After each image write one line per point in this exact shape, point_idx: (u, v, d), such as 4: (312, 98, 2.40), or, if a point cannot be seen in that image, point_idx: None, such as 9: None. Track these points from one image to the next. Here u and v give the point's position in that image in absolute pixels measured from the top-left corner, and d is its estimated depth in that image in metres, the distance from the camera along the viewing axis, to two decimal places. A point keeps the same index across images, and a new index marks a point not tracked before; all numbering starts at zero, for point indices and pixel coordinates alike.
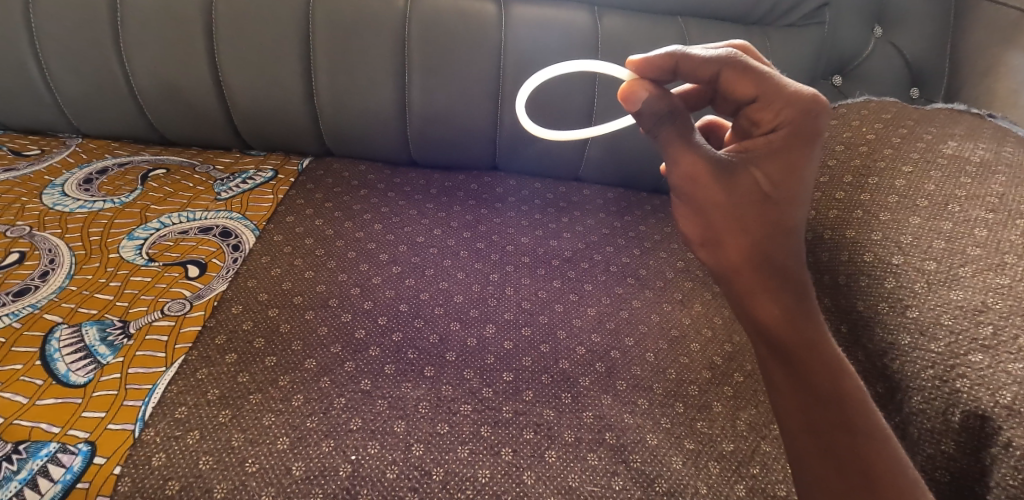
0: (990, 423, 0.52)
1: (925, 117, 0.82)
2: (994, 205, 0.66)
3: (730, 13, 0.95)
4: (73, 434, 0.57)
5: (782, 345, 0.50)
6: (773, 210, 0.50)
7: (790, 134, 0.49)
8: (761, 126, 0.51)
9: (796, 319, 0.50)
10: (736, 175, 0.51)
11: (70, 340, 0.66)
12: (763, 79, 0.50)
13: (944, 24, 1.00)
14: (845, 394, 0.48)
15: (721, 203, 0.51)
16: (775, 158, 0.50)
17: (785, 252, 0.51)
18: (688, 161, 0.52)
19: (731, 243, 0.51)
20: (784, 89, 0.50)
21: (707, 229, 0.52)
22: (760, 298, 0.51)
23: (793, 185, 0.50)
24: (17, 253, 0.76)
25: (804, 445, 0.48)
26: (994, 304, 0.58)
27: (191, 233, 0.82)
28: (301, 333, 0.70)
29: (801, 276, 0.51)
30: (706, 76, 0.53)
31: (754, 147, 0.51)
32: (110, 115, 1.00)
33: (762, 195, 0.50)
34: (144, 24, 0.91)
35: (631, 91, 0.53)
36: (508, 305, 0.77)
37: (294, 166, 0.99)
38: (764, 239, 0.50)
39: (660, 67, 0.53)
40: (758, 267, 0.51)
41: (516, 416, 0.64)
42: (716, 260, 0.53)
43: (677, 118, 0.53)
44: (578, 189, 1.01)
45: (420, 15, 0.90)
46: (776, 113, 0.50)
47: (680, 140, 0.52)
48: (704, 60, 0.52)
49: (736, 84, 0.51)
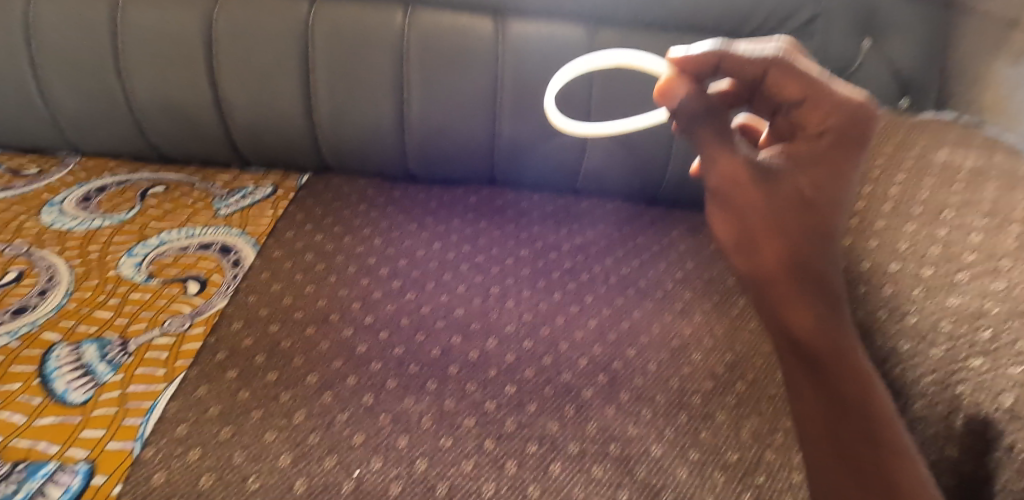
0: (993, 429, 0.51)
1: (919, 126, 0.83)
2: (988, 210, 0.67)
3: (722, 27, 0.97)
4: (72, 453, 0.57)
5: (812, 362, 0.44)
6: (815, 215, 0.43)
7: (839, 138, 0.43)
8: (807, 129, 0.44)
9: (831, 334, 0.44)
10: (777, 178, 0.43)
11: (70, 358, 0.65)
12: (814, 81, 0.44)
13: (933, 35, 1.02)
14: (873, 411, 0.43)
15: (762, 205, 0.42)
16: (822, 162, 0.43)
17: (827, 262, 0.43)
18: (726, 162, 0.44)
19: (767, 248, 0.43)
20: (834, 91, 0.44)
21: (742, 232, 0.43)
22: (795, 311, 0.43)
23: (836, 189, 0.43)
24: (16, 271, 0.76)
25: (827, 467, 0.43)
26: (992, 309, 0.58)
27: (190, 249, 0.82)
28: (303, 349, 0.70)
29: (835, 286, 0.44)
30: (751, 75, 0.47)
31: (797, 150, 0.44)
32: (108, 133, 1.00)
33: (805, 201, 0.42)
34: (145, 42, 0.92)
35: (667, 87, 0.47)
36: (510, 317, 0.77)
37: (294, 181, 1.00)
38: (806, 249, 0.43)
39: (701, 63, 0.48)
40: (795, 276, 0.43)
41: (519, 429, 0.64)
42: (748, 268, 0.44)
43: (715, 117, 0.46)
44: (576, 201, 1.02)
45: (419, 30, 0.91)
46: (825, 115, 0.43)
47: (716, 139, 0.45)
48: (750, 58, 0.46)
49: (783, 84, 0.45)
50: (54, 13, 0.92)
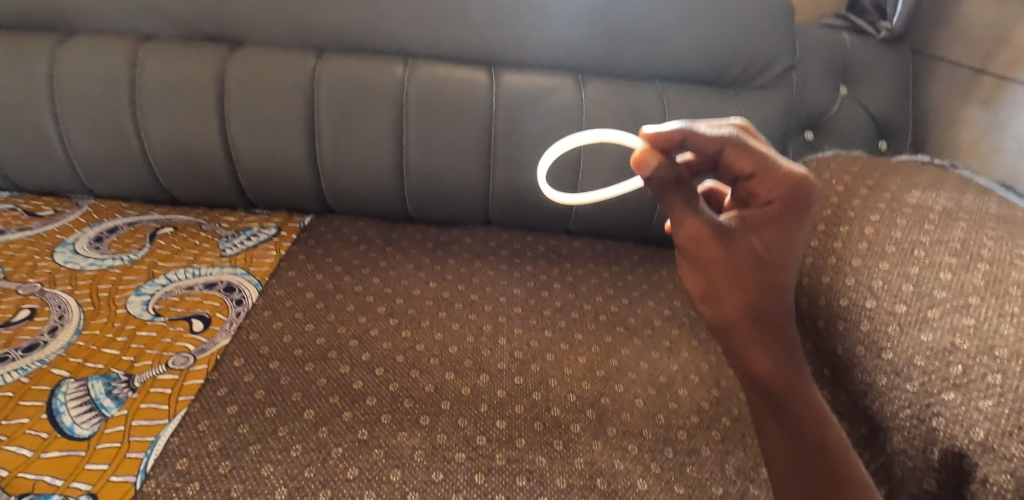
0: (967, 460, 0.54)
1: (892, 169, 0.87)
2: (957, 249, 0.70)
3: (704, 77, 1.03)
4: (76, 486, 0.59)
5: (772, 392, 0.52)
6: (769, 274, 0.49)
7: (786, 209, 0.48)
8: (758, 199, 0.50)
9: (786, 369, 0.52)
10: (734, 241, 0.49)
11: (77, 393, 0.68)
12: (762, 158, 0.49)
13: (904, 83, 1.09)
14: (828, 439, 0.50)
15: (721, 266, 0.50)
16: (772, 228, 0.48)
17: (779, 308, 0.51)
18: (693, 225, 0.50)
19: (730, 300, 0.50)
20: (779, 166, 0.48)
21: (706, 286, 0.51)
22: (753, 349, 0.52)
23: (786, 251, 0.49)
24: (28, 309, 0.79)
25: (789, 483, 0.51)
26: (962, 344, 0.60)
27: (196, 288, 0.85)
28: (301, 385, 0.73)
29: (790, 330, 0.52)
30: (710, 153, 0.50)
31: (751, 216, 0.49)
32: (121, 177, 1.05)
33: (758, 260, 0.49)
34: (161, 94, 0.98)
35: (643, 159, 0.50)
36: (502, 354, 0.80)
37: (297, 223, 1.04)
38: (760, 299, 0.50)
39: (670, 139, 0.50)
40: (754, 323, 0.51)
41: (508, 463, 0.65)
42: (713, 314, 0.52)
43: (683, 186, 0.51)
44: (568, 241, 1.06)
45: (418, 82, 0.97)
46: (773, 187, 0.48)
47: (685, 207, 0.51)
48: (709, 137, 0.49)
49: (737, 161, 0.49)
50: (78, 67, 0.98)
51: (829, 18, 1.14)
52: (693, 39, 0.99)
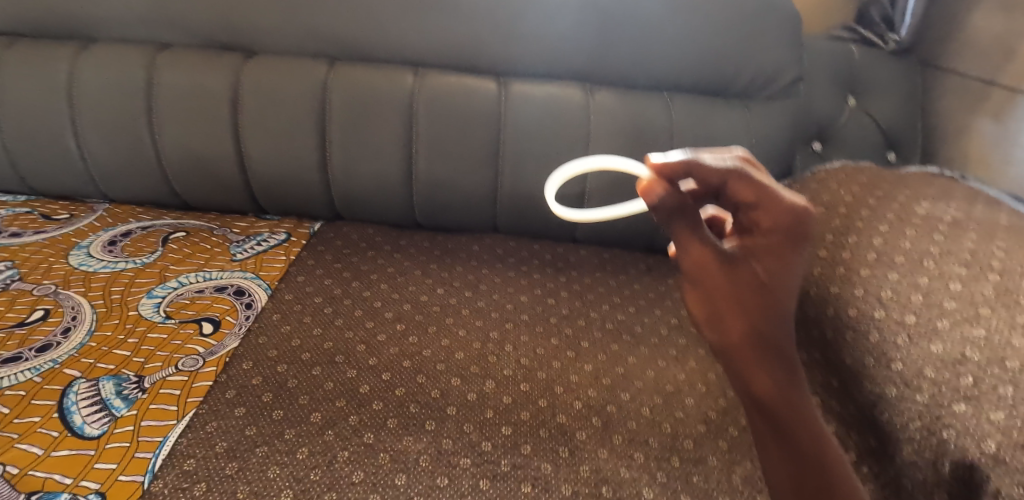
0: (979, 473, 0.53)
1: (900, 180, 0.87)
2: (967, 259, 0.70)
3: (712, 88, 1.03)
4: (85, 485, 0.59)
5: (775, 418, 0.51)
6: (770, 298, 0.50)
7: (785, 237, 0.50)
8: (759, 226, 0.51)
9: (789, 393, 0.51)
10: (738, 266, 0.50)
11: (88, 393, 0.69)
12: (764, 187, 0.51)
13: (912, 95, 1.10)
14: (828, 463, 0.50)
15: (726, 290, 0.50)
16: (773, 254, 0.50)
17: (781, 333, 0.51)
18: (698, 250, 0.51)
19: (733, 323, 0.50)
20: (780, 195, 0.51)
21: (711, 309, 0.51)
22: (758, 375, 0.51)
23: (785, 277, 0.51)
24: (42, 310, 0.81)
25: None
26: (972, 355, 0.59)
27: (206, 292, 0.86)
28: (308, 388, 0.73)
29: (791, 355, 0.52)
30: (713, 182, 0.52)
31: (754, 242, 0.51)
32: (135, 182, 1.07)
33: (761, 285, 0.50)
34: (176, 101, 1.00)
35: (650, 188, 0.50)
36: (508, 361, 0.80)
37: (307, 228, 1.05)
38: (763, 324, 0.50)
39: (677, 168, 0.50)
40: (758, 347, 0.50)
41: (514, 470, 0.65)
42: (717, 340, 0.52)
43: (688, 213, 0.51)
44: (575, 249, 1.06)
45: (428, 91, 0.98)
46: (773, 216, 0.50)
47: (690, 233, 0.51)
48: (714, 167, 0.51)
49: (740, 190, 0.51)
50: (97, 75, 1.00)
51: (836, 30, 1.15)
52: (700, 50, 1.00)
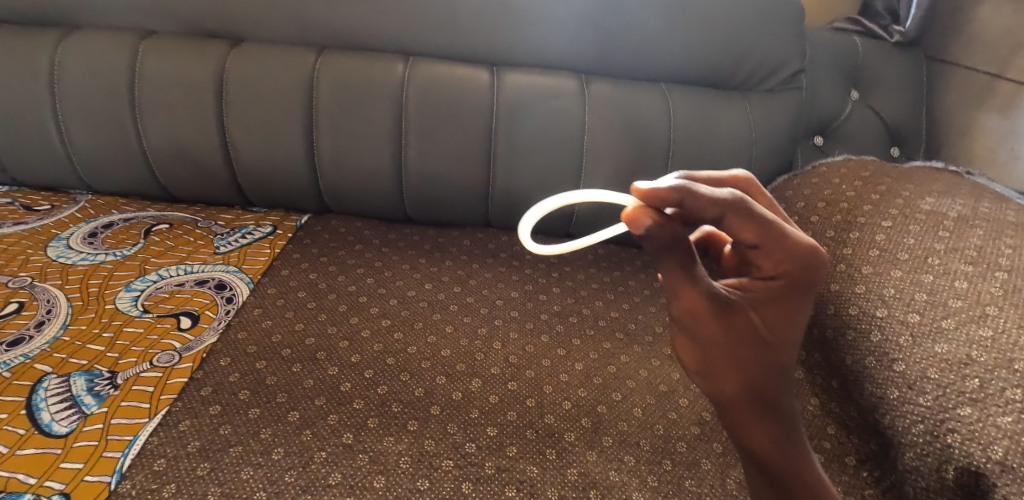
0: (984, 481, 0.50)
1: (904, 175, 0.84)
2: (973, 257, 0.67)
3: (711, 80, 1.01)
4: (49, 485, 0.57)
5: (770, 469, 0.49)
6: (770, 352, 0.47)
7: (789, 286, 0.46)
8: (761, 271, 0.47)
9: (786, 446, 0.48)
10: (734, 316, 0.47)
11: (58, 389, 0.66)
12: (770, 228, 0.45)
13: (918, 89, 1.07)
14: None
15: (719, 341, 0.47)
16: (774, 305, 0.47)
17: (780, 385, 0.48)
18: (690, 297, 0.48)
19: (727, 377, 0.47)
20: (786, 241, 0.45)
21: (703, 360, 0.48)
22: (752, 426, 0.48)
23: (788, 329, 0.47)
24: (16, 303, 0.78)
25: None
26: (979, 357, 0.57)
27: (187, 285, 0.84)
28: (287, 386, 0.70)
29: (792, 408, 0.49)
30: (709, 217, 0.45)
31: (754, 289, 0.47)
32: (119, 173, 1.04)
33: (759, 339, 0.47)
34: (160, 89, 0.98)
35: (635, 219, 0.45)
36: (496, 359, 0.77)
37: (293, 221, 1.02)
38: (760, 377, 0.47)
39: (666, 201, 0.43)
40: (753, 402, 0.48)
41: (498, 473, 0.63)
42: (710, 389, 0.49)
43: (679, 247, 0.48)
44: (569, 245, 1.04)
45: (418, 81, 0.96)
46: (776, 263, 0.46)
47: (681, 273, 0.48)
48: (711, 200, 0.44)
49: (739, 230, 0.45)
50: (79, 63, 0.98)
51: (839, 21, 1.11)
52: (700, 41, 0.97)
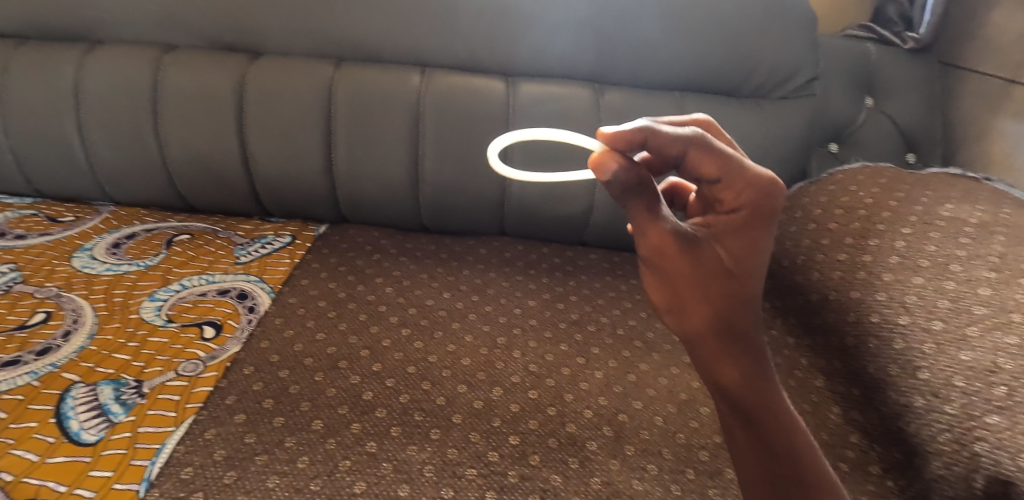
0: (1015, 489, 0.49)
1: (922, 181, 0.84)
2: (997, 264, 0.66)
3: (726, 89, 1.01)
4: (79, 493, 0.58)
5: (740, 407, 0.48)
6: (734, 284, 0.47)
7: (750, 216, 0.47)
8: (723, 205, 0.48)
9: (757, 381, 0.48)
10: (700, 249, 0.48)
11: (85, 398, 0.67)
12: (728, 160, 0.47)
13: (933, 96, 1.07)
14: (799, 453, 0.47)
15: (686, 275, 0.47)
16: (737, 237, 0.47)
17: (746, 319, 0.48)
18: (655, 234, 0.48)
19: (695, 311, 0.48)
20: (744, 172, 0.46)
21: (672, 297, 0.49)
22: (722, 360, 0.48)
23: (750, 260, 0.47)
24: (43, 312, 0.79)
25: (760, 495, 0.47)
26: (1005, 365, 0.56)
27: (209, 295, 0.85)
28: (310, 395, 0.71)
29: (760, 342, 0.49)
30: (672, 155, 0.47)
31: (715, 223, 0.48)
32: (141, 185, 1.06)
33: (723, 270, 0.47)
34: (181, 102, 0.99)
35: (600, 163, 0.47)
36: (516, 367, 0.77)
37: (312, 231, 1.03)
38: (727, 311, 0.47)
39: (629, 140, 0.47)
40: (722, 336, 0.48)
41: (521, 482, 0.63)
42: (680, 327, 0.50)
43: (646, 191, 0.49)
44: (584, 253, 1.04)
45: (434, 91, 0.97)
46: (738, 194, 0.47)
47: (647, 214, 0.49)
48: (673, 137, 0.46)
49: (701, 163, 0.47)
50: (102, 76, 1.00)
51: (851, 28, 1.11)
52: (713, 49, 0.97)
